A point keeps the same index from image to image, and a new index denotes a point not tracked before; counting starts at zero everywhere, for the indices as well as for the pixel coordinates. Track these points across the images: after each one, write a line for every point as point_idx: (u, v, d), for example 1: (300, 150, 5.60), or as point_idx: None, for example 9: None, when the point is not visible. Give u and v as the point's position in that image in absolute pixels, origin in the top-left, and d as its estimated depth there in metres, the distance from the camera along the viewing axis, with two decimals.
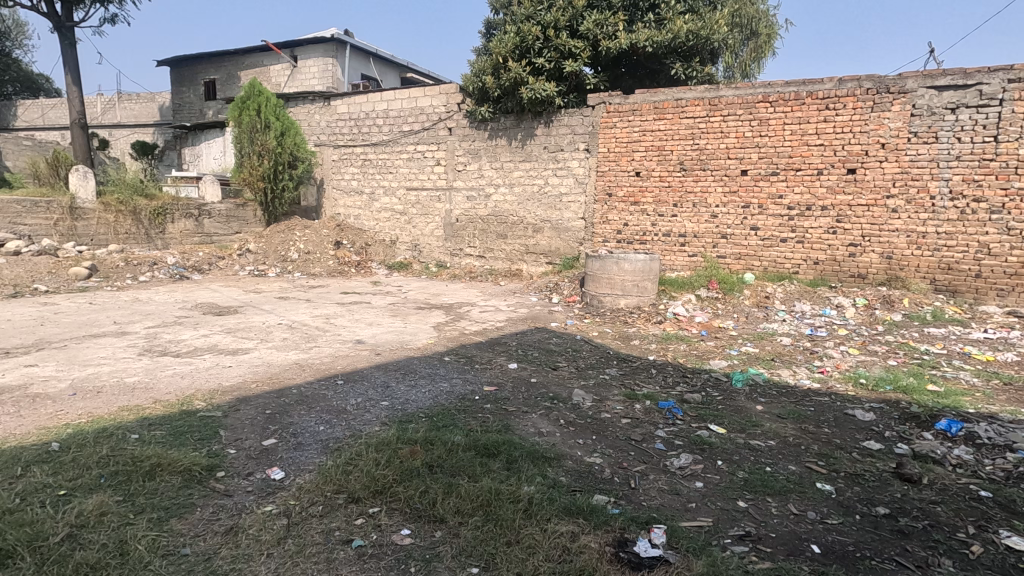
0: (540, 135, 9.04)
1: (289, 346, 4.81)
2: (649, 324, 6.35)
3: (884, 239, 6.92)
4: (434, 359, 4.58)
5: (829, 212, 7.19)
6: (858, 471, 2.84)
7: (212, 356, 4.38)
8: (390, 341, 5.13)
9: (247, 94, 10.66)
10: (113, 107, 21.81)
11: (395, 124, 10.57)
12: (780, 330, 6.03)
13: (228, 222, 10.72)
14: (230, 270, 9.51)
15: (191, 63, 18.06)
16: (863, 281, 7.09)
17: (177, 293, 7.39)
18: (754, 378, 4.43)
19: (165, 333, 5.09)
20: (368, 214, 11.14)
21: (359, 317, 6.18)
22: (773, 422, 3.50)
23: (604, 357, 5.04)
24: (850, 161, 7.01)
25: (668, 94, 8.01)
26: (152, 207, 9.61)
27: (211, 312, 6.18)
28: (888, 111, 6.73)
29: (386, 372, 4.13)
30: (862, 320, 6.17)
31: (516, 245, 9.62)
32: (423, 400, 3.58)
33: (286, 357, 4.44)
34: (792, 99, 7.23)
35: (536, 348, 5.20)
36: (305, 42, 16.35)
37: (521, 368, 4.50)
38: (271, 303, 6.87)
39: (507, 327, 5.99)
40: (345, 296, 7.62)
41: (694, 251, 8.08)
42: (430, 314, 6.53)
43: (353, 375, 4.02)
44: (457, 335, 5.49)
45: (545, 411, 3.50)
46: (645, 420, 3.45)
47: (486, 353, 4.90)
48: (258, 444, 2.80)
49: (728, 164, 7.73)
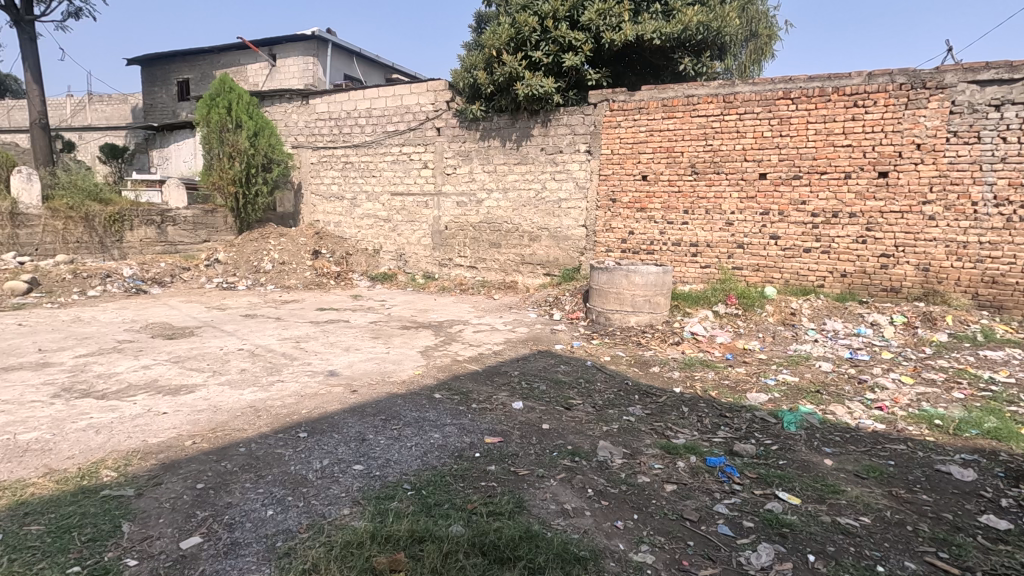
0: (537, 136, 8.32)
1: (245, 381, 3.96)
2: (665, 345, 5.62)
3: (920, 249, 6.27)
4: (422, 397, 3.78)
5: (858, 220, 6.53)
6: (998, 570, 2.11)
7: (146, 397, 3.52)
8: (369, 373, 4.31)
9: (216, 90, 9.80)
10: (83, 108, 20.81)
11: (379, 124, 9.78)
12: (814, 353, 5.34)
13: (196, 229, 9.78)
14: (194, 283, 8.62)
15: (163, 62, 17.15)
16: (896, 296, 6.43)
17: (128, 311, 6.49)
18: (809, 420, 3.69)
19: (96, 364, 4.23)
20: (350, 221, 10.31)
21: (334, 340, 5.34)
22: (856, 485, 2.76)
23: (623, 390, 4.27)
24: (882, 163, 6.36)
25: (678, 90, 7.32)
26: (107, 213, 8.70)
27: (162, 335, 5.31)
28: (924, 108, 6.09)
29: (363, 418, 3.32)
30: (906, 341, 5.48)
31: (510, 255, 8.87)
32: (409, 463, 2.78)
33: (239, 397, 3.59)
34: (817, 96, 6.56)
35: (543, 379, 4.41)
36: (284, 40, 15.49)
37: (528, 407, 3.72)
38: (234, 323, 6.01)
39: (506, 350, 5.21)
40: (321, 313, 6.78)
41: (708, 262, 7.38)
42: (417, 334, 5.73)
43: (320, 424, 3.20)
44: (449, 362, 4.69)
45: (566, 476, 2.72)
46: (695, 486, 2.70)
47: (483, 387, 4.10)
48: (175, 547, 1.99)
49: (744, 166, 7.05)
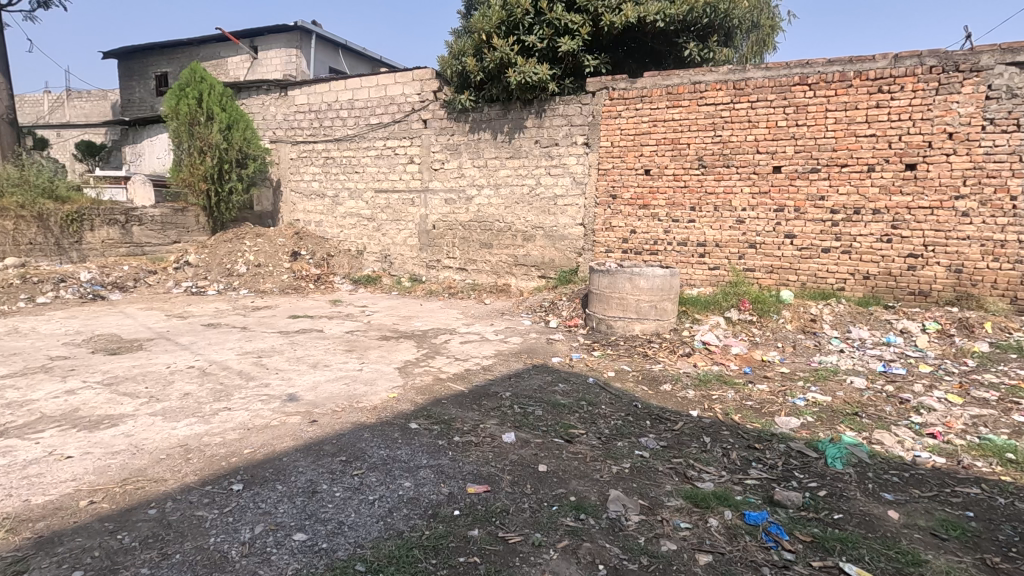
0: (531, 128, 7.73)
1: (183, 410, 3.31)
2: (675, 357, 5.02)
3: (952, 248, 5.70)
4: (394, 429, 3.16)
5: (883, 216, 5.95)
6: None
7: (53, 433, 2.88)
8: (335, 396, 3.67)
9: (187, 79, 9.12)
10: (60, 105, 20.13)
11: (362, 116, 9.15)
12: (843, 366, 4.76)
13: (164, 229, 9.11)
14: (160, 288, 7.96)
15: (141, 55, 16.42)
16: (925, 300, 5.87)
17: (75, 320, 5.83)
18: (857, 453, 3.09)
19: (10, 389, 3.57)
20: (331, 220, 9.66)
21: (301, 355, 4.70)
22: (938, 553, 2.18)
23: (634, 414, 3.67)
24: (909, 155, 5.78)
25: (684, 76, 6.73)
26: (64, 212, 8.04)
27: (104, 350, 4.67)
28: (956, 93, 5.53)
29: (319, 460, 2.70)
30: (943, 351, 4.91)
31: (502, 256, 8.26)
32: (368, 527, 2.17)
33: (170, 432, 2.95)
34: (837, 81, 5.99)
35: (538, 401, 3.79)
36: (266, 32, 14.79)
37: (521, 440, 3.11)
38: (192, 334, 5.36)
39: (497, 365, 4.60)
40: (292, 322, 6.14)
41: (717, 263, 6.79)
42: (397, 347, 5.10)
43: (263, 469, 2.57)
44: (430, 382, 4.06)
45: (569, 546, 2.12)
46: (736, 557, 2.11)
47: (469, 413, 3.48)
48: None
49: (757, 159, 6.47)
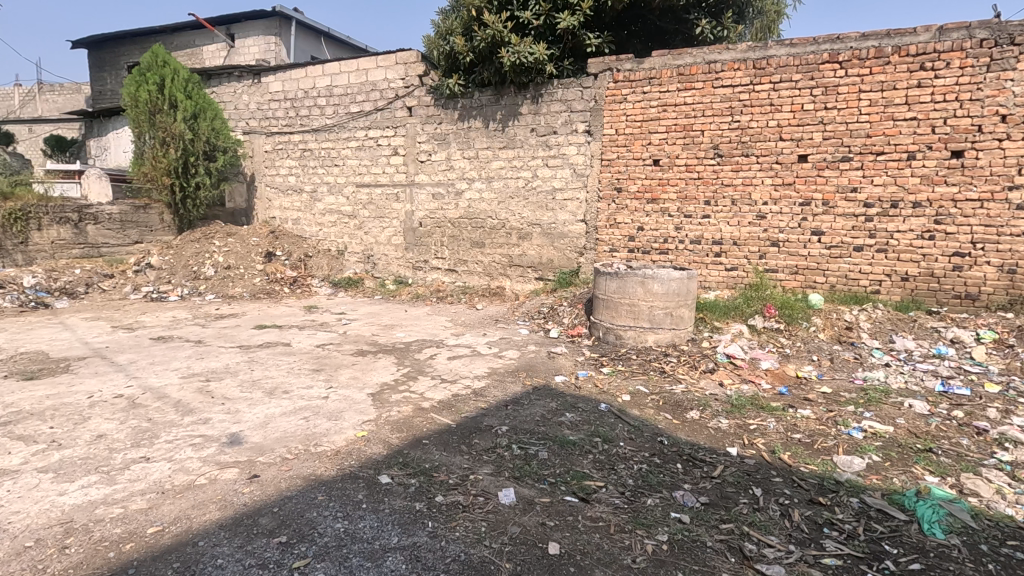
0: (526, 115, 7.01)
1: (86, 462, 2.56)
2: (699, 374, 4.32)
3: (1004, 246, 5.04)
4: (358, 486, 2.43)
5: (924, 210, 5.28)
6: None
7: None
8: (289, 437, 2.93)
9: (148, 63, 8.30)
10: (32, 99, 19.23)
11: (341, 104, 8.38)
12: (894, 384, 4.08)
13: (124, 228, 8.31)
14: (116, 293, 7.19)
15: (111, 44, 15.51)
16: (973, 304, 5.21)
17: (3, 334, 5.06)
18: (957, 512, 2.40)
19: None
20: (310, 217, 8.88)
21: (258, 377, 3.96)
22: None
23: (661, 456, 2.95)
24: (955, 140, 5.10)
25: (697, 56, 6.03)
26: (5, 210, 7.25)
27: (20, 373, 3.91)
28: (1011, 70, 4.86)
29: (248, 545, 1.97)
30: (1007, 366, 4.25)
31: (495, 256, 7.54)
32: None
33: (54, 500, 2.22)
34: (871, 58, 5.31)
35: (542, 437, 3.07)
36: (243, 18, 13.96)
37: (523, 501, 2.39)
38: (134, 350, 4.60)
39: (490, 388, 3.89)
40: (256, 334, 5.38)
41: (734, 263, 6.12)
42: (374, 365, 4.36)
43: (165, 565, 1.84)
44: (409, 413, 3.32)
45: None
46: None
47: (456, 459, 2.76)
48: None
49: (779, 147, 5.78)
